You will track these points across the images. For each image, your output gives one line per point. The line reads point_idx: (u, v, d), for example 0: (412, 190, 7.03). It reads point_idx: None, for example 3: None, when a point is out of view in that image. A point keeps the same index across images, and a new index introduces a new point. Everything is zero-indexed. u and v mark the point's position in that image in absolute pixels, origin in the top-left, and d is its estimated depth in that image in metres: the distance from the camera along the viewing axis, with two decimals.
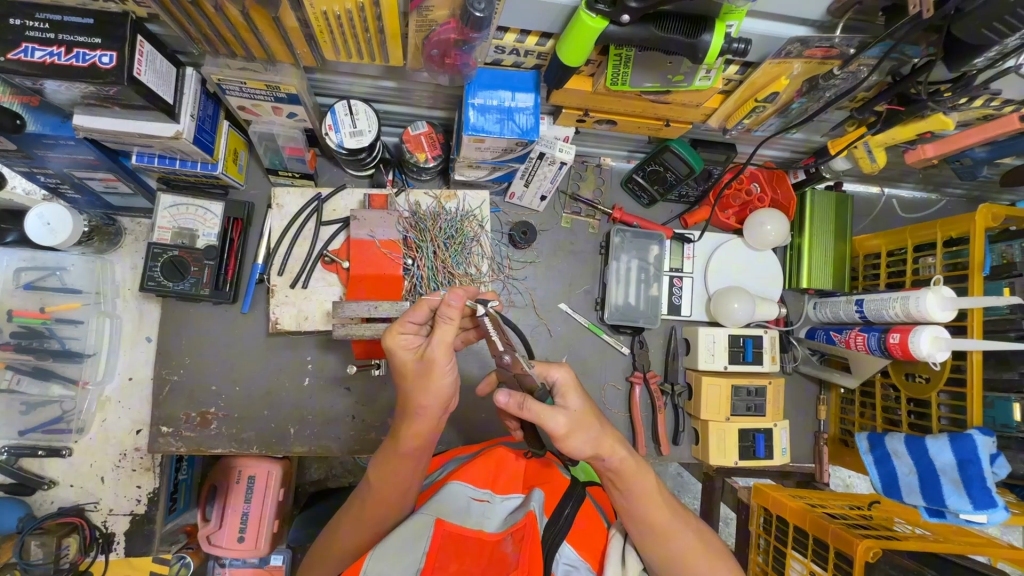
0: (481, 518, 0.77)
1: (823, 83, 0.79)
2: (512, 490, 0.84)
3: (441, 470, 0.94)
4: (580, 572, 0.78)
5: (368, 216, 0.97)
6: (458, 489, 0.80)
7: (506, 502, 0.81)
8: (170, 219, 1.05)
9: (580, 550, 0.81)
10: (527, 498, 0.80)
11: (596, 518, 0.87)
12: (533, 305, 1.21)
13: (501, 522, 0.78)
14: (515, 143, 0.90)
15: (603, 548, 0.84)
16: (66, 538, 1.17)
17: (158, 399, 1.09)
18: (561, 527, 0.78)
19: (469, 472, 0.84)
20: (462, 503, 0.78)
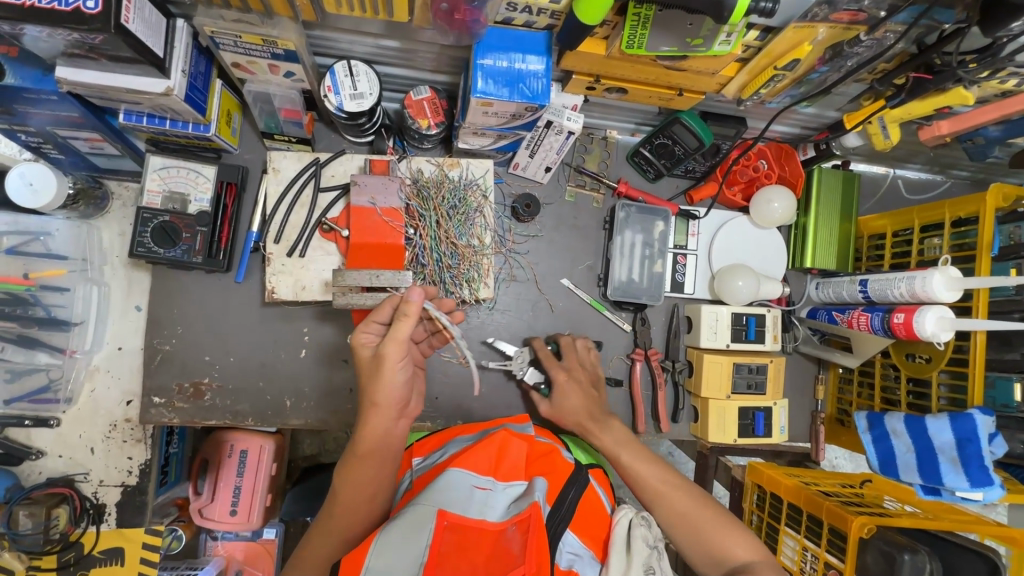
0: (484, 507, 0.76)
1: (847, 50, 0.76)
2: (514, 478, 0.82)
3: (442, 448, 0.93)
4: (583, 559, 0.79)
5: (369, 181, 0.93)
6: (461, 476, 0.78)
7: (508, 490, 0.80)
8: (159, 182, 1.02)
9: (582, 537, 0.82)
10: (529, 487, 0.79)
11: (598, 504, 0.87)
12: (534, 280, 1.18)
13: (504, 509, 0.77)
14: (525, 108, 0.86)
15: (604, 536, 0.85)
16: (55, 509, 1.14)
17: (149, 369, 1.06)
18: (563, 513, 0.79)
19: (472, 459, 0.81)
20: (465, 491, 0.76)
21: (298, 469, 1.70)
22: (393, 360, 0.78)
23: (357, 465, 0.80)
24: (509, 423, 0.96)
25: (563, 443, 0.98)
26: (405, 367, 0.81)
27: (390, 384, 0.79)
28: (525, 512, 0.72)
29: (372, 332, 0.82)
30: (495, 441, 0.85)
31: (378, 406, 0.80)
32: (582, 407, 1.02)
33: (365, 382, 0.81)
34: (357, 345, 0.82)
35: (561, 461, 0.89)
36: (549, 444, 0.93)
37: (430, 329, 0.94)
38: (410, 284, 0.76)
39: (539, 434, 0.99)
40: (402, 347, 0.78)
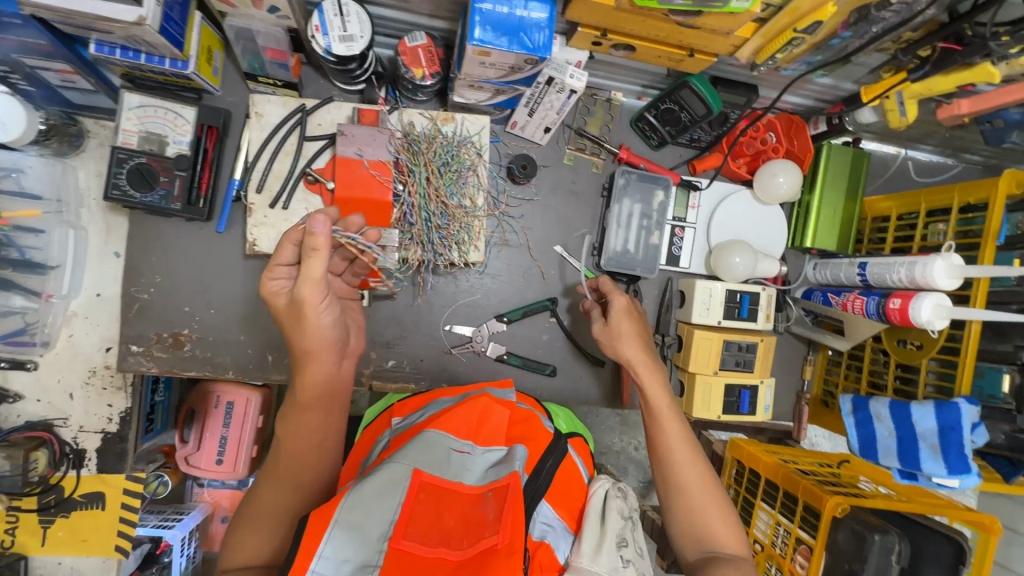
0: (461, 469, 0.76)
1: (874, 14, 0.70)
2: (493, 443, 0.81)
3: (422, 409, 0.91)
4: (555, 531, 0.80)
5: (357, 132, 0.88)
6: (439, 438, 0.76)
7: (486, 455, 0.79)
8: (136, 121, 0.96)
9: (558, 509, 0.82)
10: (509, 454, 0.78)
11: (576, 474, 0.87)
12: (527, 245, 1.15)
13: (480, 474, 0.76)
14: (524, 60, 0.80)
15: (579, 506, 0.87)
16: (34, 453, 1.14)
17: (127, 317, 1.03)
18: (541, 483, 0.79)
19: (452, 422, 0.80)
20: (443, 453, 0.75)
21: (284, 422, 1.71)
22: (313, 301, 0.72)
23: (297, 416, 0.80)
24: (492, 388, 0.94)
25: (545, 413, 0.97)
26: (331, 305, 0.75)
27: (318, 327, 0.74)
28: (503, 480, 0.72)
29: (282, 276, 0.76)
30: (479, 404, 0.83)
31: (312, 353, 0.76)
32: (637, 355, 0.94)
33: (290, 331, 0.76)
34: (269, 295, 0.77)
35: (540, 428, 0.88)
36: (532, 411, 0.92)
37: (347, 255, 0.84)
38: (311, 213, 0.67)
39: (521, 401, 0.97)
40: (319, 287, 0.72)
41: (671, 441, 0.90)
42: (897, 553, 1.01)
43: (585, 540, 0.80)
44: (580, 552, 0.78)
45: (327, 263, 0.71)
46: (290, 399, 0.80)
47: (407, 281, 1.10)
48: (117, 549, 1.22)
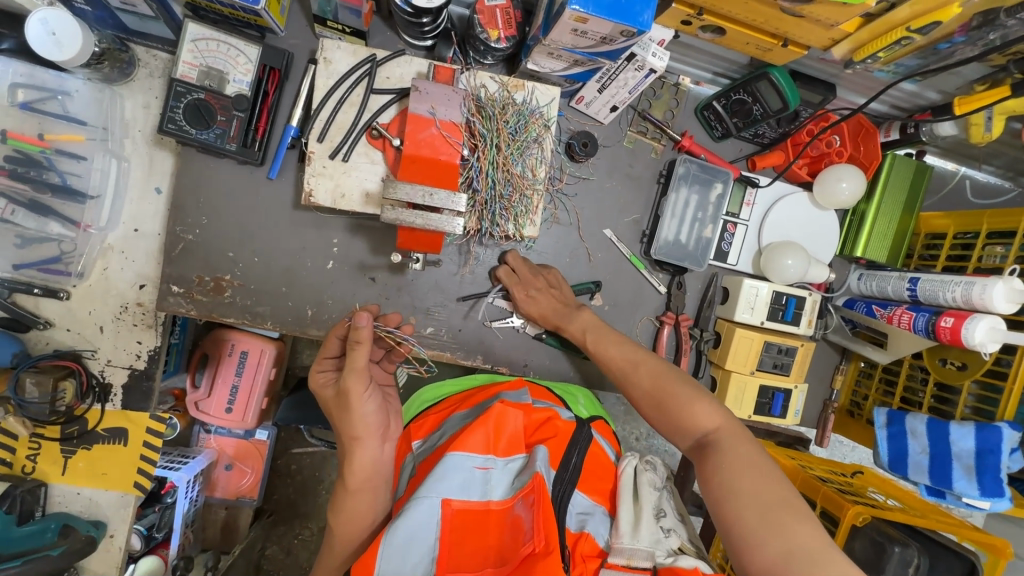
0: (486, 486, 0.82)
1: (1001, 19, 0.68)
2: (513, 451, 0.87)
3: (440, 429, 0.96)
4: (594, 517, 0.86)
5: (432, 89, 0.84)
6: (462, 461, 0.80)
7: (508, 466, 0.85)
8: (196, 55, 0.93)
9: (591, 495, 0.88)
10: (531, 459, 0.84)
11: (603, 457, 0.93)
12: (577, 225, 1.13)
13: (507, 487, 0.83)
14: (619, 31, 0.77)
15: (611, 486, 0.91)
16: (61, 382, 1.11)
17: (170, 256, 1.01)
18: (569, 477, 0.83)
19: (470, 439, 0.83)
20: (467, 474, 0.80)
21: (296, 377, 1.73)
22: (357, 391, 0.86)
23: (349, 499, 0.89)
24: (505, 392, 0.97)
25: (562, 403, 1.00)
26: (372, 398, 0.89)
27: (361, 414, 0.88)
28: (529, 487, 0.79)
29: (328, 370, 0.93)
30: (491, 417, 0.85)
31: (358, 438, 0.89)
32: (549, 308, 1.04)
33: (340, 418, 0.90)
34: (319, 386, 0.93)
35: (561, 424, 0.92)
36: (547, 409, 0.94)
37: (386, 347, 0.99)
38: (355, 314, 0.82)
39: (537, 398, 0.99)
40: (361, 377, 0.86)
41: (617, 363, 0.98)
42: (915, 566, 1.02)
43: (622, 519, 0.84)
44: (620, 533, 0.82)
45: (369, 353, 0.84)
46: (340, 488, 0.91)
47: (454, 250, 1.08)
48: (137, 485, 1.22)
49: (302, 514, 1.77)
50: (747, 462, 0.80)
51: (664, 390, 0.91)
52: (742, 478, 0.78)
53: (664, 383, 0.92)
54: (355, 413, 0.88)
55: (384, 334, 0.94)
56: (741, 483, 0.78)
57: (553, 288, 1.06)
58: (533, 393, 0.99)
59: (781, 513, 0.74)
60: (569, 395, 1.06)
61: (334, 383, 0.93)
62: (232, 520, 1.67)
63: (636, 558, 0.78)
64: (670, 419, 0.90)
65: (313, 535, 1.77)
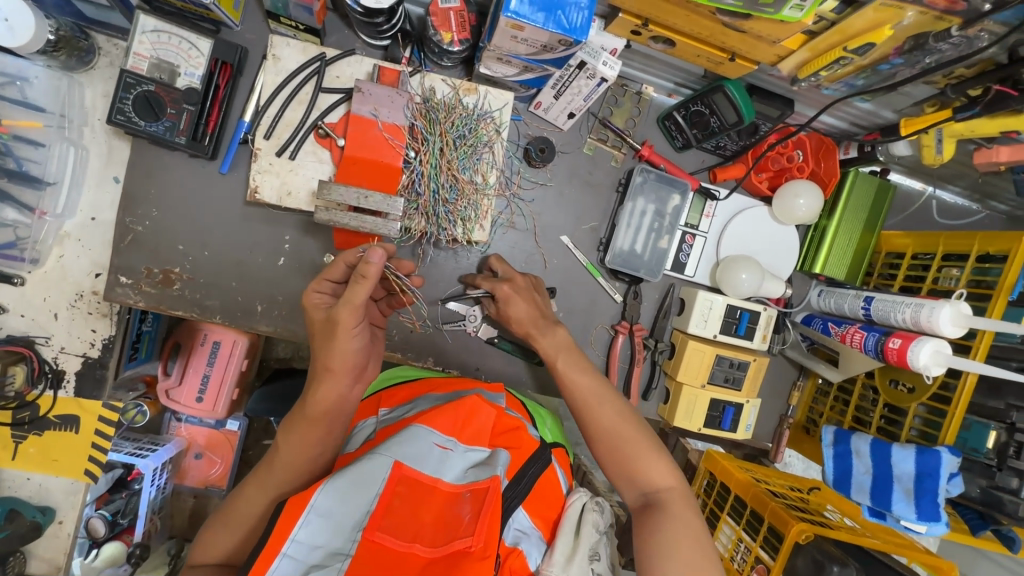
0: (440, 465, 0.81)
1: (932, 43, 0.68)
2: (476, 443, 0.86)
3: (410, 404, 0.94)
4: (529, 537, 0.84)
5: (374, 91, 0.83)
6: (424, 434, 0.81)
7: (467, 454, 0.84)
8: (148, 47, 0.92)
9: (533, 517, 0.87)
10: (492, 457, 0.84)
11: (555, 481, 0.92)
12: (534, 231, 1.12)
13: (460, 473, 0.82)
14: (558, 40, 0.76)
15: (554, 516, 0.91)
16: (12, 367, 1.13)
17: (120, 247, 1.01)
18: (520, 489, 0.84)
19: (438, 418, 0.84)
20: (426, 448, 0.80)
21: (269, 369, 1.75)
22: (348, 324, 0.79)
23: (302, 429, 0.82)
24: (483, 390, 0.97)
25: (530, 419, 0.99)
26: (360, 336, 0.82)
27: (344, 349, 0.80)
28: (482, 483, 0.78)
29: (324, 292, 0.86)
30: (465, 405, 0.86)
31: (332, 372, 0.80)
32: (527, 316, 0.98)
33: (320, 346, 0.82)
34: (310, 305, 0.85)
35: (526, 437, 0.91)
36: (517, 419, 0.94)
37: (387, 286, 0.95)
38: (370, 245, 0.76)
39: (509, 406, 0.99)
40: (355, 311, 0.79)
41: (583, 393, 0.93)
42: None
43: (557, 550, 0.85)
44: (551, 562, 0.83)
45: (369, 291, 0.78)
46: (297, 413, 0.83)
47: (407, 251, 1.08)
48: (87, 472, 1.21)
49: None
50: (688, 529, 0.81)
51: (625, 434, 0.89)
52: (682, 545, 0.79)
53: (625, 427, 0.89)
54: (337, 346, 0.80)
55: (391, 277, 0.92)
56: (679, 551, 0.79)
57: (535, 295, 1.00)
58: (507, 401, 0.98)
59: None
60: (539, 412, 1.06)
61: (326, 308, 0.85)
62: (201, 507, 1.69)
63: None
64: (624, 466, 0.88)
65: None
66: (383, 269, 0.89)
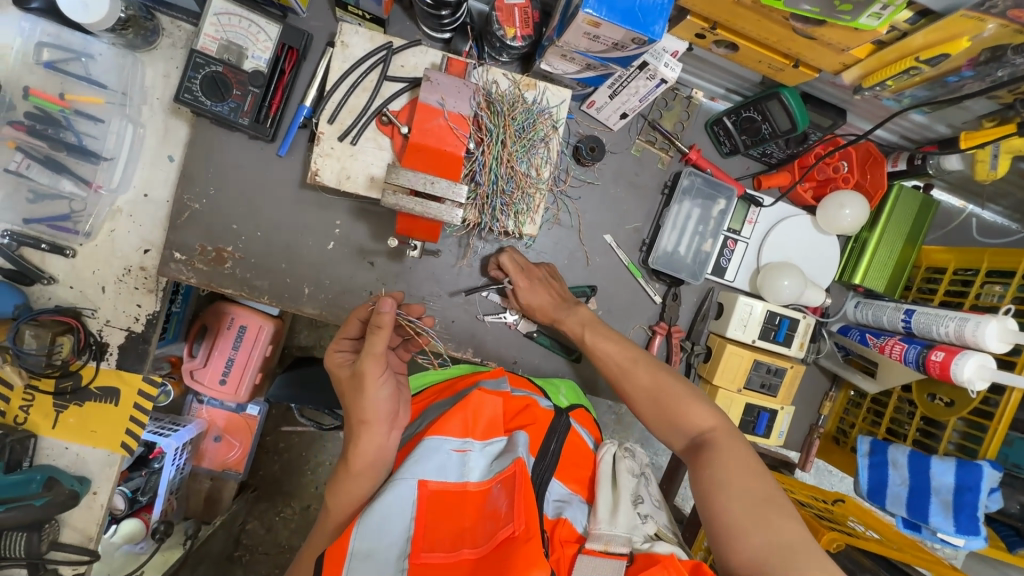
0: (463, 468, 0.82)
1: (1009, 57, 0.69)
2: (493, 435, 0.88)
3: (421, 417, 0.96)
4: (571, 504, 0.85)
5: (442, 81, 0.85)
6: (438, 444, 0.81)
7: (486, 449, 0.86)
8: (218, 28, 0.94)
9: (568, 483, 0.88)
10: (511, 443, 0.86)
11: (581, 445, 0.94)
12: (577, 228, 1.14)
13: (484, 469, 0.83)
14: (631, 39, 0.78)
15: (589, 474, 0.92)
16: (60, 337, 1.13)
17: (176, 223, 1.03)
18: (548, 462, 0.85)
19: (447, 424, 0.84)
20: (444, 457, 0.81)
21: (292, 355, 1.76)
22: (372, 375, 0.84)
23: (348, 482, 0.87)
24: (483, 379, 0.97)
25: (541, 392, 1.00)
26: (387, 385, 0.87)
27: (374, 399, 0.86)
28: (509, 470, 0.80)
29: (346, 350, 0.93)
30: (470, 404, 0.87)
31: (367, 423, 0.86)
32: (548, 302, 1.04)
33: (352, 400, 0.88)
34: (334, 365, 0.92)
35: (541, 411, 0.93)
36: (526, 397, 0.96)
37: (404, 334, 0.99)
38: (380, 297, 0.82)
39: (516, 386, 1.00)
40: (378, 361, 0.84)
41: (616, 360, 0.98)
42: None
43: (600, 506, 0.84)
44: (597, 519, 0.82)
45: (388, 341, 0.84)
46: (341, 469, 0.88)
47: (454, 242, 1.09)
48: (124, 445, 1.23)
49: (285, 492, 1.79)
50: (741, 462, 0.82)
51: (662, 387, 0.92)
52: (736, 477, 0.80)
53: (661, 380, 0.93)
54: (367, 401, 0.85)
55: (405, 322, 0.97)
56: (735, 481, 0.79)
57: (552, 280, 1.06)
58: (512, 382, 0.99)
59: (770, 512, 0.76)
60: (550, 385, 1.05)
61: (349, 364, 0.91)
62: (215, 491, 1.69)
63: (613, 543, 0.77)
64: (666, 414, 0.91)
65: (295, 513, 1.78)
66: (397, 316, 0.95)
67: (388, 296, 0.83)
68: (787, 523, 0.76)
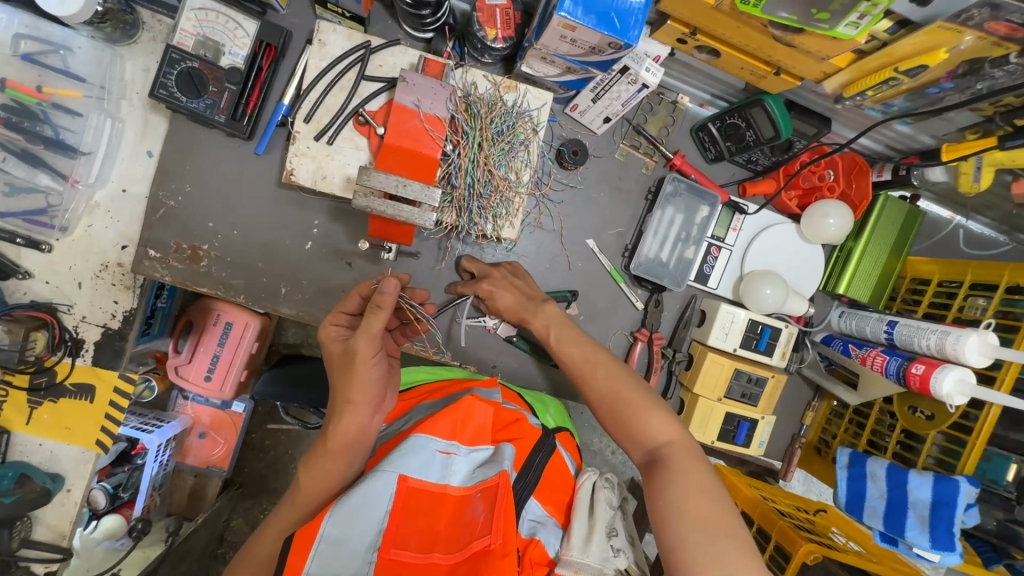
0: (446, 471, 0.81)
1: (989, 69, 0.68)
2: (479, 442, 0.86)
3: (405, 416, 0.95)
4: (545, 527, 0.85)
5: (418, 82, 0.84)
6: (425, 443, 0.80)
7: (471, 455, 0.84)
8: (195, 23, 0.93)
9: (546, 505, 0.87)
10: (497, 454, 0.84)
11: (563, 467, 0.92)
12: (560, 232, 1.12)
13: (466, 475, 0.82)
14: (608, 43, 0.77)
15: (568, 499, 0.91)
16: (34, 333, 1.12)
17: (151, 220, 1.01)
18: (530, 480, 0.83)
19: (436, 424, 0.83)
20: (428, 457, 0.79)
21: (276, 354, 1.75)
22: (365, 354, 0.83)
23: (323, 463, 0.86)
24: (477, 388, 0.96)
25: (530, 409, 0.99)
26: (378, 366, 0.86)
27: (364, 379, 0.85)
28: (492, 480, 0.78)
29: (342, 325, 0.90)
30: (461, 407, 0.86)
31: (353, 404, 0.85)
32: (513, 303, 0.99)
33: (340, 378, 0.87)
34: (328, 339, 0.89)
35: (528, 427, 0.92)
36: (517, 411, 0.94)
37: (404, 317, 0.99)
38: (385, 277, 0.83)
39: (507, 399, 0.98)
40: (372, 341, 0.83)
41: (577, 364, 0.93)
42: None
43: (575, 533, 0.84)
44: (570, 546, 0.82)
45: (387, 321, 0.84)
46: (317, 448, 0.87)
47: (434, 244, 1.08)
48: (99, 443, 1.21)
49: (268, 491, 1.78)
50: (697, 483, 0.79)
51: (621, 397, 0.88)
52: (690, 500, 0.77)
53: (621, 387, 0.89)
54: (359, 378, 0.84)
55: (406, 305, 0.95)
56: (688, 506, 0.77)
57: (513, 280, 1.02)
58: (504, 395, 0.98)
59: (722, 540, 0.74)
60: (540, 403, 1.05)
61: (343, 341, 0.89)
62: (199, 488, 1.66)
63: (583, 571, 0.78)
64: (622, 424, 0.87)
65: None
66: (399, 298, 0.93)
67: (393, 277, 0.84)
68: (739, 552, 0.74)
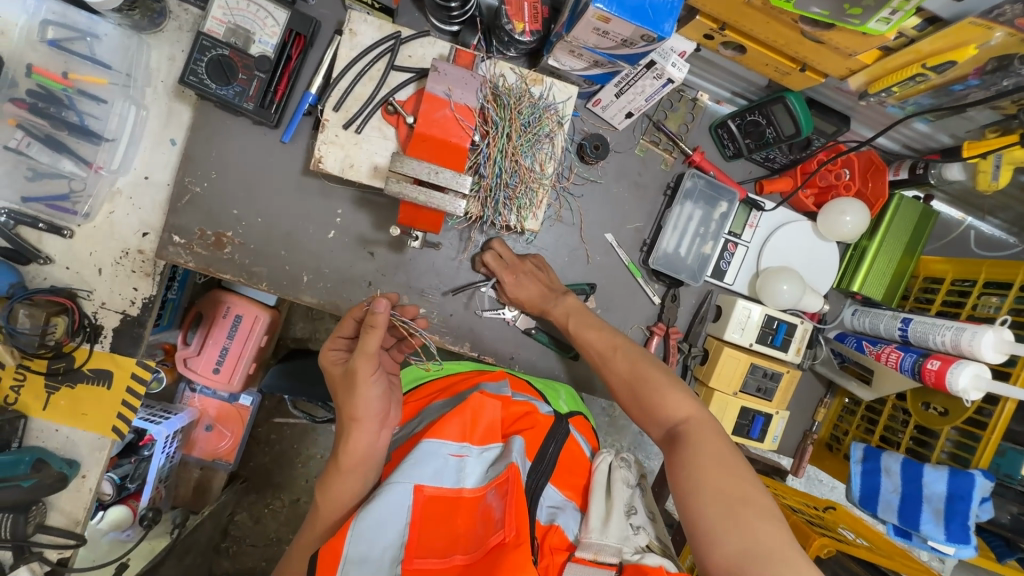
0: (459, 472, 0.81)
1: (1016, 66, 0.70)
2: (489, 440, 0.87)
3: (420, 415, 0.96)
4: (564, 511, 0.85)
5: (450, 72, 0.85)
6: (436, 447, 0.81)
7: (483, 455, 0.85)
8: (225, 12, 0.93)
9: (564, 489, 0.88)
10: (507, 449, 0.84)
11: (579, 450, 0.93)
12: (579, 226, 1.14)
13: (480, 475, 0.82)
14: (641, 35, 0.78)
15: (584, 482, 0.91)
16: (54, 318, 1.12)
17: (176, 206, 1.02)
18: (544, 467, 0.84)
19: (446, 427, 0.83)
20: (441, 461, 0.80)
21: (285, 347, 1.75)
22: (364, 373, 0.84)
23: (338, 481, 0.86)
24: (486, 383, 0.97)
25: (541, 397, 0.99)
26: (380, 383, 0.87)
27: (366, 398, 0.84)
28: (504, 475, 0.78)
29: (340, 348, 0.92)
30: (469, 406, 0.86)
31: (358, 421, 0.85)
32: (536, 294, 1.05)
33: (344, 397, 0.87)
34: (328, 363, 0.91)
35: (540, 416, 0.92)
36: (526, 404, 0.95)
37: (397, 335, 0.99)
38: (375, 296, 0.81)
39: (516, 390, 0.99)
40: (371, 360, 0.84)
41: (597, 349, 0.99)
42: None
43: (593, 514, 0.84)
44: (589, 528, 0.82)
45: (382, 339, 0.83)
46: (332, 467, 0.87)
47: (455, 235, 1.09)
48: (115, 429, 1.22)
49: (275, 484, 1.78)
50: (713, 455, 0.81)
51: (639, 377, 0.93)
52: (706, 471, 0.79)
53: (638, 368, 0.94)
54: (359, 399, 0.84)
55: (398, 323, 0.96)
56: (705, 478, 0.78)
57: (539, 272, 1.07)
58: (512, 386, 0.99)
59: (741, 510, 0.75)
60: (550, 388, 1.05)
61: (343, 363, 0.91)
62: (205, 481, 1.65)
63: (603, 552, 0.78)
64: (643, 407, 0.92)
65: (284, 505, 1.77)
66: (390, 316, 0.94)
67: (383, 296, 0.83)
68: (759, 520, 0.74)
